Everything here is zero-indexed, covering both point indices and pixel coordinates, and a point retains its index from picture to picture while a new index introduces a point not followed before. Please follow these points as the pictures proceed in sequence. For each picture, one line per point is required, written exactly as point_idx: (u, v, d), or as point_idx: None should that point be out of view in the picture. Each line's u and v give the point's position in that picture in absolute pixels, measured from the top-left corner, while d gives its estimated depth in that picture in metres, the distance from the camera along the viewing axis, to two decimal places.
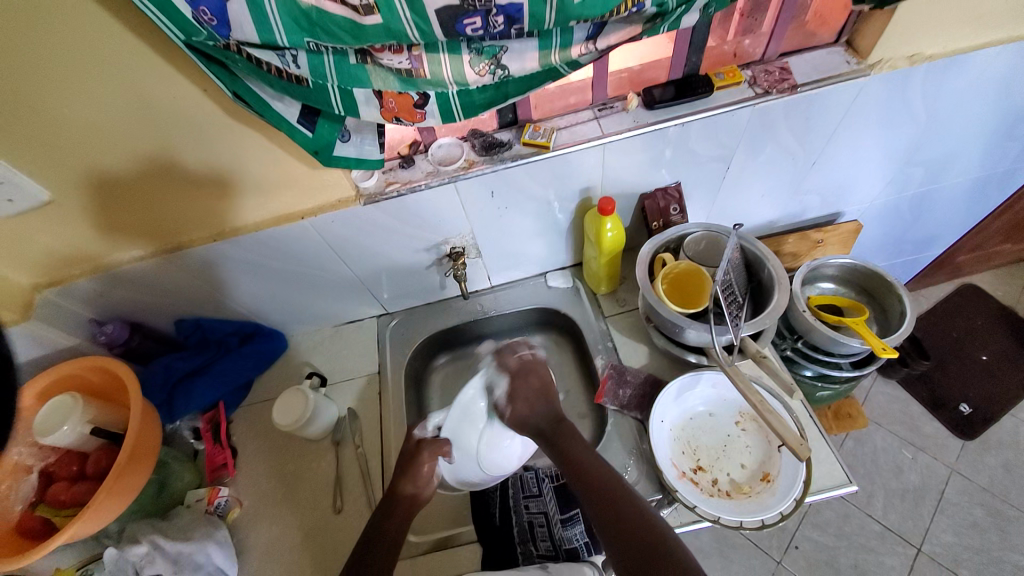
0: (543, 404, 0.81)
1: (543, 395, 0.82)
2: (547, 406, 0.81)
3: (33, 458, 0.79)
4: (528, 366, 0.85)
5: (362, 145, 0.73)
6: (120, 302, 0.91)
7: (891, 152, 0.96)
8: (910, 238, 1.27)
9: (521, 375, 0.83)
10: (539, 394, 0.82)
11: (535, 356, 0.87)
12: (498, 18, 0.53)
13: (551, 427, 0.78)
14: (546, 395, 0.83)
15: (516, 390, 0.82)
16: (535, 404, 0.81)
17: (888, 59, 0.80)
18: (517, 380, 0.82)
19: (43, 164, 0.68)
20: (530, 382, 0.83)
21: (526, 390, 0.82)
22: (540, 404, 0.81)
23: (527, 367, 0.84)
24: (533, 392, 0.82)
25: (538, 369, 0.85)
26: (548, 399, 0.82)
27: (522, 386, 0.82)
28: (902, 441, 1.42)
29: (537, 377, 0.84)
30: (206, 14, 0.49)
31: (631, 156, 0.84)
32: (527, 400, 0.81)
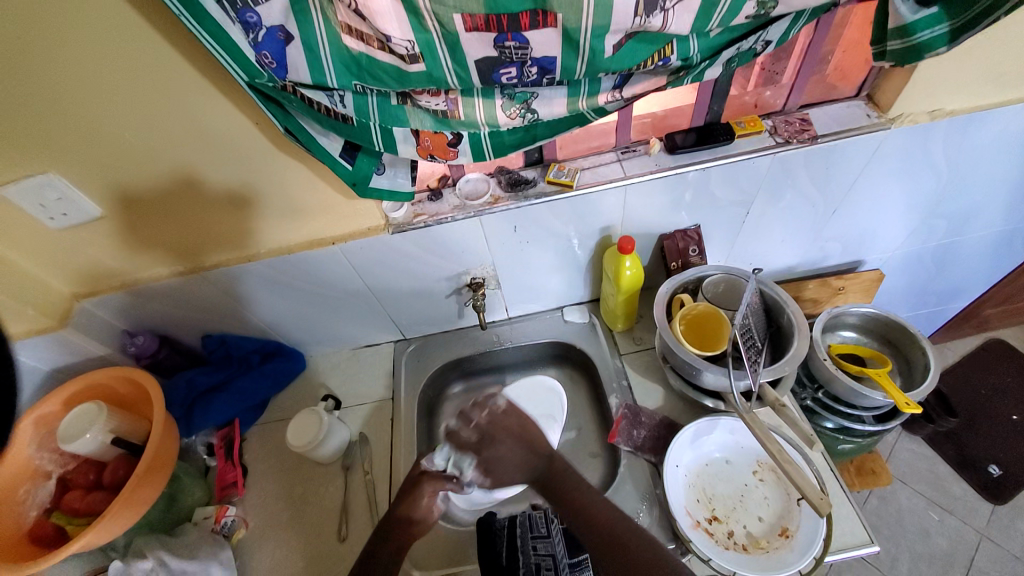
0: (522, 454, 0.81)
1: (520, 448, 0.81)
2: (528, 465, 0.80)
3: (53, 464, 0.82)
4: (492, 425, 0.83)
5: (395, 178, 0.77)
6: (151, 315, 0.94)
7: (914, 203, 0.96)
8: (934, 289, 1.25)
9: (488, 440, 0.82)
10: (518, 450, 0.81)
11: (500, 408, 0.84)
12: (532, 69, 0.57)
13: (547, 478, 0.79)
14: (529, 442, 0.82)
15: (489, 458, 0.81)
16: (515, 463, 0.81)
17: (909, 114, 0.82)
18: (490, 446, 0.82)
19: (98, 182, 0.73)
20: (498, 449, 0.81)
21: (505, 456, 0.81)
22: (518, 458, 0.81)
23: (490, 431, 0.82)
24: (508, 449, 0.81)
25: (508, 422, 0.83)
26: (528, 444, 0.81)
27: (495, 455, 0.81)
28: (929, 502, 1.35)
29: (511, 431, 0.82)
30: (267, 58, 0.53)
31: (652, 198, 0.87)
32: (502, 464, 0.81)
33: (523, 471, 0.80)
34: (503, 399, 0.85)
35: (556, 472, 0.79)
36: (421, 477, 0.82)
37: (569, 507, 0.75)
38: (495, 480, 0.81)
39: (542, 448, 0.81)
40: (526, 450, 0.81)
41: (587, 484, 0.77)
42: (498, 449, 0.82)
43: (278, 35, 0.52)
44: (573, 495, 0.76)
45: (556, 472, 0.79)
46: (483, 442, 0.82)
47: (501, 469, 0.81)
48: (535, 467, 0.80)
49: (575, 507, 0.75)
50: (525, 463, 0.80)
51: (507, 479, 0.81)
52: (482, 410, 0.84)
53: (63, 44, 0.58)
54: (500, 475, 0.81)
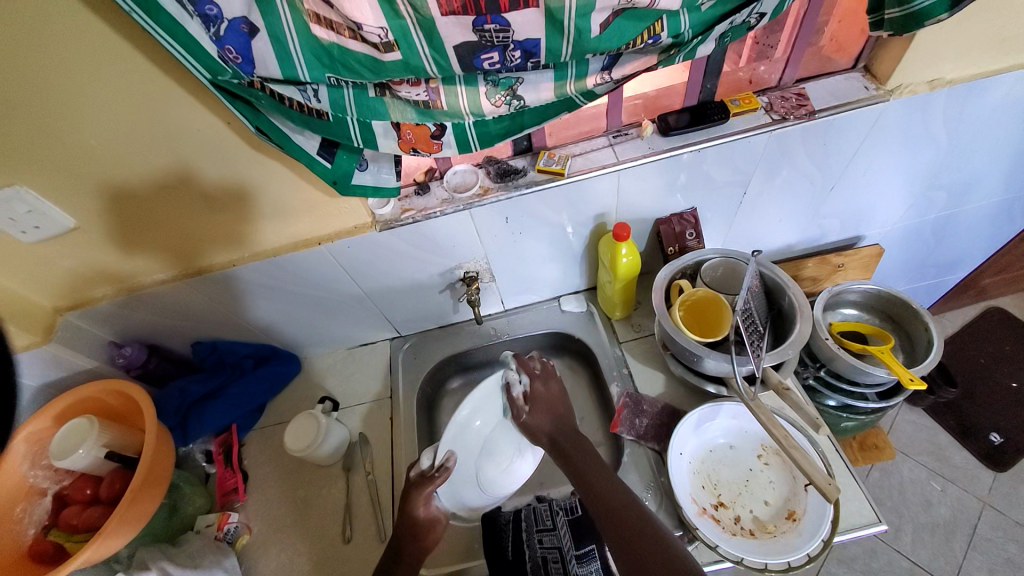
0: (555, 417, 0.87)
1: (555, 412, 0.87)
2: (559, 414, 0.87)
3: (49, 481, 0.80)
4: (549, 373, 0.92)
5: (380, 173, 0.74)
6: (138, 324, 0.92)
7: (913, 175, 0.94)
8: (934, 261, 1.24)
9: (545, 380, 0.91)
10: (558, 399, 0.89)
11: (554, 368, 0.93)
12: (515, 53, 0.54)
13: (569, 445, 0.82)
14: (566, 402, 0.90)
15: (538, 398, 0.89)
16: (552, 408, 0.88)
17: (908, 84, 0.79)
18: (541, 386, 0.90)
19: (68, 191, 0.70)
20: (550, 392, 0.90)
21: (547, 397, 0.89)
22: (553, 416, 0.87)
23: (552, 374, 0.92)
24: (546, 403, 0.88)
25: (551, 386, 0.91)
26: (561, 412, 0.87)
27: (544, 394, 0.89)
28: (930, 472, 1.35)
29: (554, 397, 0.89)
30: (231, 53, 0.50)
31: (646, 182, 0.84)
32: (547, 406, 0.88)
33: (551, 428, 0.85)
34: (556, 367, 0.94)
35: (577, 442, 0.82)
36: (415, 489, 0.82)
37: (587, 492, 0.74)
38: (531, 416, 0.87)
39: (572, 423, 0.86)
40: (561, 417, 0.87)
41: (607, 469, 0.77)
42: (538, 395, 0.89)
43: (241, 27, 0.49)
44: (592, 468, 0.77)
45: (579, 445, 0.81)
46: (540, 376, 0.92)
47: (541, 411, 0.87)
48: (563, 427, 0.85)
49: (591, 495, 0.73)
50: (553, 419, 0.86)
51: (535, 429, 0.86)
52: (537, 359, 0.93)
53: (15, 48, 0.55)
54: (536, 420, 0.87)
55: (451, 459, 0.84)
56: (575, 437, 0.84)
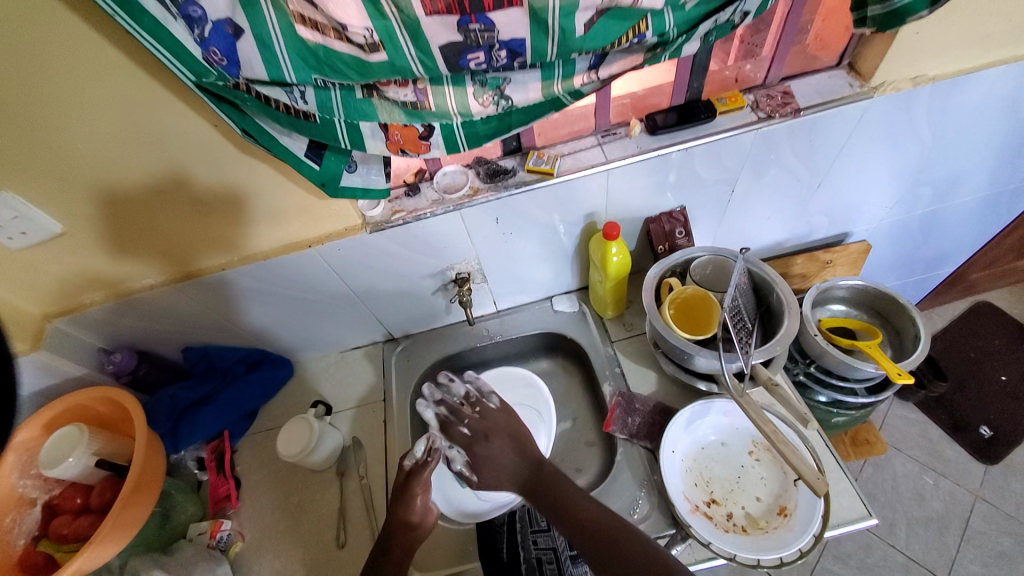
0: (509, 455, 0.84)
1: (510, 448, 0.85)
2: (514, 467, 0.83)
3: (37, 491, 0.78)
4: (486, 421, 0.88)
5: (369, 175, 0.74)
6: (128, 330, 0.91)
7: (899, 171, 0.95)
8: (922, 256, 1.25)
9: (482, 436, 0.86)
10: (506, 447, 0.85)
11: (492, 407, 0.90)
12: (501, 53, 0.54)
13: (534, 476, 0.81)
14: (518, 444, 0.85)
15: (480, 454, 0.85)
16: (500, 466, 0.84)
17: (891, 81, 0.80)
18: (482, 441, 0.86)
19: (55, 197, 0.69)
20: (494, 445, 0.85)
21: (504, 426, 0.87)
22: (506, 458, 0.84)
23: (487, 427, 0.87)
24: (499, 448, 0.85)
25: (496, 424, 0.87)
26: (517, 450, 0.84)
27: (485, 447, 0.85)
28: (923, 466, 1.36)
29: (503, 425, 0.87)
30: (216, 56, 0.50)
31: (636, 181, 0.85)
32: (489, 463, 0.84)
33: (513, 471, 0.83)
34: (495, 400, 0.91)
35: (541, 475, 0.80)
36: (413, 476, 0.82)
37: (562, 509, 0.75)
38: (482, 478, 0.84)
39: (530, 449, 0.84)
40: (517, 453, 0.84)
41: (574, 484, 0.78)
42: (479, 458, 0.85)
43: (226, 30, 0.49)
44: (562, 493, 0.76)
45: (543, 475, 0.80)
46: (473, 436, 0.87)
47: (489, 469, 0.84)
48: (522, 471, 0.82)
49: (568, 509, 0.74)
50: (511, 464, 0.83)
51: (496, 481, 0.84)
52: (476, 407, 0.89)
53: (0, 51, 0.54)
54: (490, 476, 0.84)
55: (433, 441, 0.85)
56: (538, 471, 0.81)
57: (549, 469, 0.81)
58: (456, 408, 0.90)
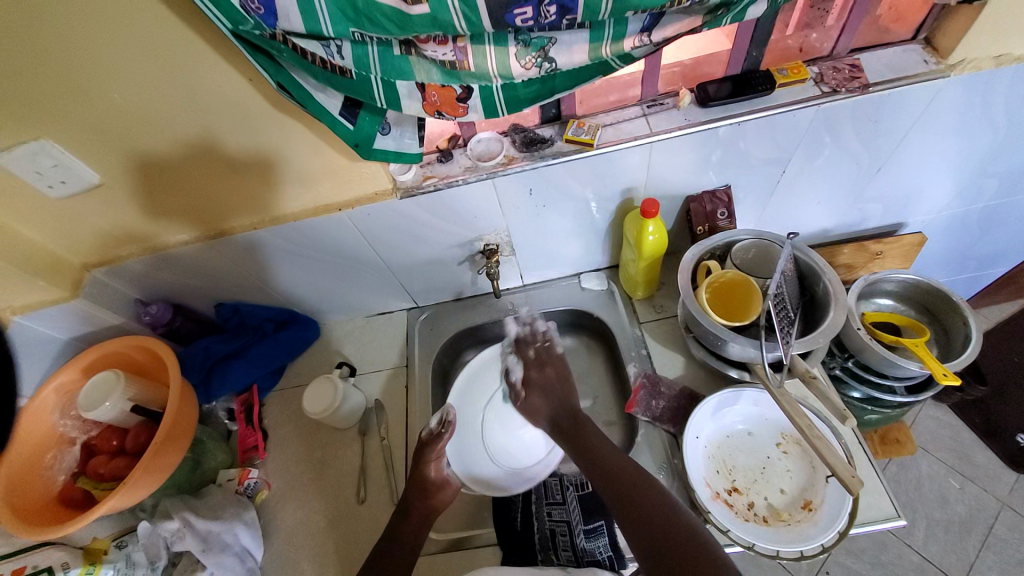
0: (557, 395, 0.90)
1: (558, 385, 0.92)
2: (560, 399, 0.90)
3: (77, 431, 0.84)
4: (545, 358, 0.95)
5: (402, 138, 0.72)
6: (164, 284, 0.93)
7: (967, 161, 0.87)
8: (978, 253, 1.17)
9: (539, 365, 0.94)
10: (553, 382, 0.92)
11: (557, 349, 0.97)
12: (551, 8, 0.50)
13: (569, 421, 0.86)
14: (566, 385, 0.92)
15: (533, 380, 0.93)
16: (547, 391, 0.91)
17: (972, 59, 0.72)
18: (538, 369, 0.94)
19: (94, 148, 0.70)
20: (542, 377, 0.93)
21: (542, 381, 0.93)
22: (544, 405, 0.90)
23: (546, 359, 0.95)
24: (551, 380, 0.92)
25: (553, 362, 0.95)
26: (564, 386, 0.92)
27: (541, 376, 0.93)
28: (949, 469, 1.31)
29: (556, 366, 0.94)
30: (253, 3, 0.48)
31: (678, 157, 0.80)
32: (544, 390, 0.92)
33: (548, 413, 0.90)
34: (559, 347, 0.97)
35: (573, 416, 0.87)
36: (425, 449, 0.85)
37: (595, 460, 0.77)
38: (528, 398, 0.92)
39: (571, 401, 0.89)
40: (560, 395, 0.90)
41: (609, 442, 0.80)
42: (533, 381, 0.93)
43: None
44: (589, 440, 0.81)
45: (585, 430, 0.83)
46: (534, 364, 0.95)
47: (537, 395, 0.92)
48: (562, 412, 0.88)
49: (601, 463, 0.76)
50: (556, 401, 0.90)
51: (535, 411, 0.91)
52: (534, 344, 0.97)
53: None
54: (535, 403, 0.92)
55: (449, 414, 0.89)
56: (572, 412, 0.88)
57: (585, 419, 0.86)
58: (527, 337, 0.98)
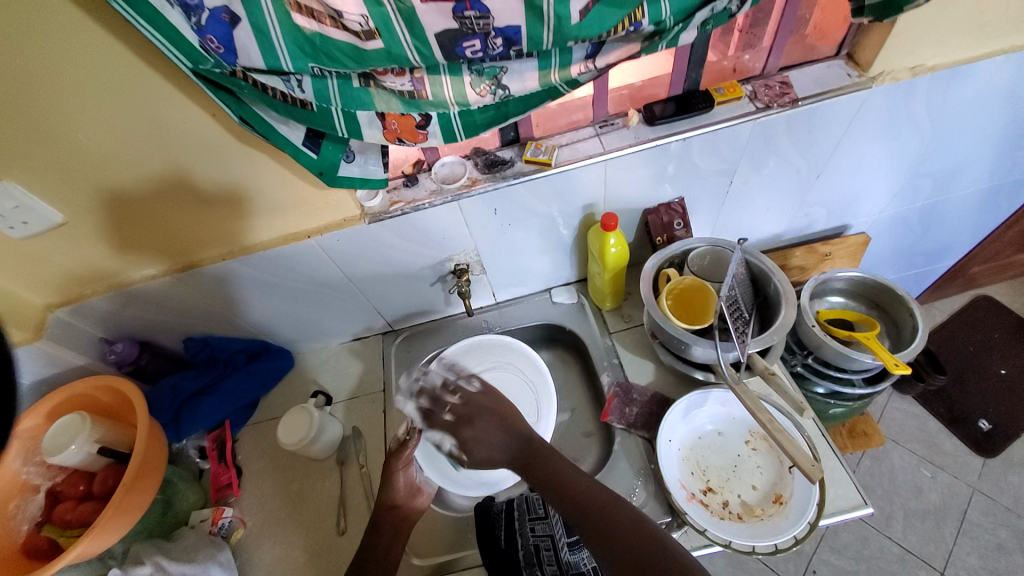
0: (498, 435, 0.81)
1: (499, 428, 0.82)
2: (503, 441, 0.80)
3: (40, 478, 0.80)
4: (470, 405, 0.85)
5: (366, 165, 0.74)
6: (130, 321, 0.92)
7: (898, 163, 0.95)
8: (922, 249, 1.25)
9: (466, 421, 0.83)
10: (494, 428, 0.82)
11: (474, 390, 0.87)
12: (497, 40, 0.55)
13: (525, 451, 0.79)
14: (502, 422, 0.82)
15: (467, 438, 0.82)
16: (489, 442, 0.81)
17: (889, 71, 0.80)
18: (467, 425, 0.83)
19: (56, 188, 0.70)
20: (478, 428, 0.82)
21: (483, 425, 0.82)
22: (496, 440, 0.81)
23: (470, 410, 0.84)
24: (488, 430, 0.82)
25: (484, 404, 0.85)
26: (504, 428, 0.82)
27: (473, 429, 0.82)
28: (920, 459, 1.37)
29: (489, 406, 0.84)
30: (213, 42, 0.51)
31: (633, 172, 0.85)
32: (480, 444, 0.81)
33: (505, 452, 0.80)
34: (477, 383, 0.88)
35: (531, 449, 0.79)
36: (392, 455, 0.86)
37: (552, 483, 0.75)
38: (472, 454, 0.81)
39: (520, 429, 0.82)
40: (505, 432, 0.81)
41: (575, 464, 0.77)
42: (471, 440, 0.81)
43: (222, 17, 0.49)
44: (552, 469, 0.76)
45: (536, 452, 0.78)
46: (456, 424, 0.83)
47: (479, 448, 0.81)
48: (512, 446, 0.80)
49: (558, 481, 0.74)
50: (502, 445, 0.80)
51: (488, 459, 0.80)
52: (448, 401, 0.86)
53: (11, 46, 0.55)
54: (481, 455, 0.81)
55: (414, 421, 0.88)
56: (528, 447, 0.80)
57: (538, 445, 0.79)
58: (439, 390, 0.87)
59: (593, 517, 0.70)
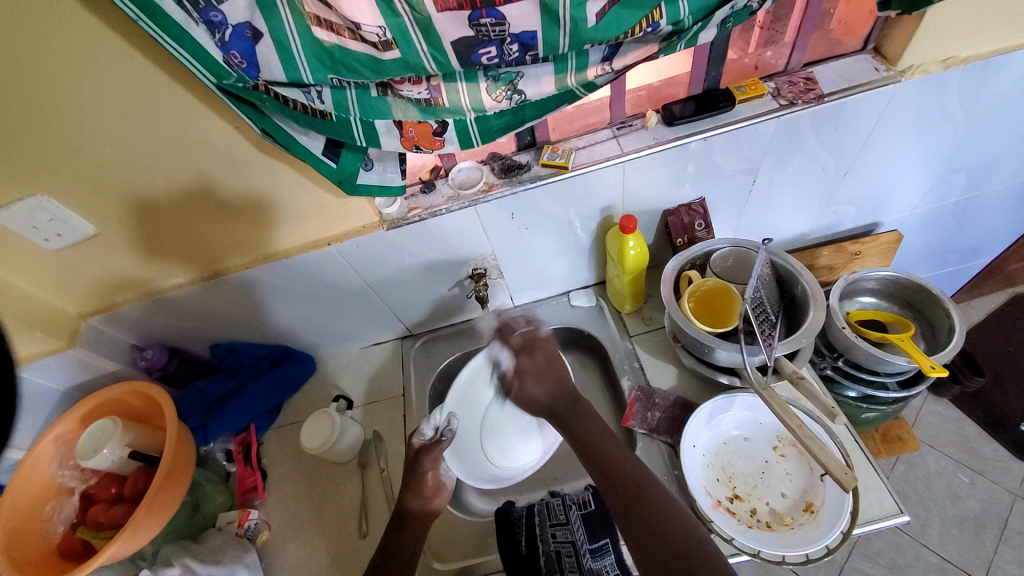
0: (550, 376, 0.90)
1: (551, 367, 0.91)
2: (556, 384, 0.89)
3: (76, 480, 0.83)
4: (532, 341, 0.94)
5: (385, 173, 0.75)
6: (160, 328, 0.95)
7: (931, 158, 0.91)
8: (957, 246, 1.20)
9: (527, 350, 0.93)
10: (546, 366, 0.91)
11: (540, 332, 0.96)
12: (513, 46, 0.54)
13: (568, 408, 0.85)
14: (554, 367, 0.91)
15: (523, 366, 0.92)
16: (544, 377, 0.90)
17: (919, 64, 0.77)
18: (526, 355, 0.93)
19: (87, 201, 0.73)
20: (534, 359, 0.92)
21: (535, 366, 0.92)
22: (541, 391, 0.89)
23: (532, 343, 0.94)
24: (541, 364, 0.91)
25: (543, 341, 0.94)
26: (556, 373, 0.90)
27: (530, 361, 0.92)
28: (957, 464, 1.31)
29: (543, 347, 0.94)
30: (236, 58, 0.52)
31: (652, 173, 0.83)
32: (533, 378, 0.90)
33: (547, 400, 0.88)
34: (543, 330, 0.97)
35: (571, 405, 0.85)
36: (422, 454, 0.85)
37: (599, 459, 0.74)
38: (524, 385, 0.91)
39: (570, 383, 0.89)
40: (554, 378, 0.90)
41: (617, 437, 0.78)
42: (525, 370, 0.92)
43: (244, 32, 0.50)
44: (593, 423, 0.81)
45: (578, 410, 0.84)
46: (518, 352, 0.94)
47: (534, 379, 0.90)
48: (560, 389, 0.88)
49: (603, 458, 0.74)
50: (552, 384, 0.89)
51: (535, 393, 0.90)
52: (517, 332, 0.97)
53: (49, 67, 0.58)
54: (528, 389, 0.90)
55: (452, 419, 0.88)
56: (574, 400, 0.86)
57: (581, 397, 0.87)
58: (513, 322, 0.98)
59: (629, 501, 0.68)
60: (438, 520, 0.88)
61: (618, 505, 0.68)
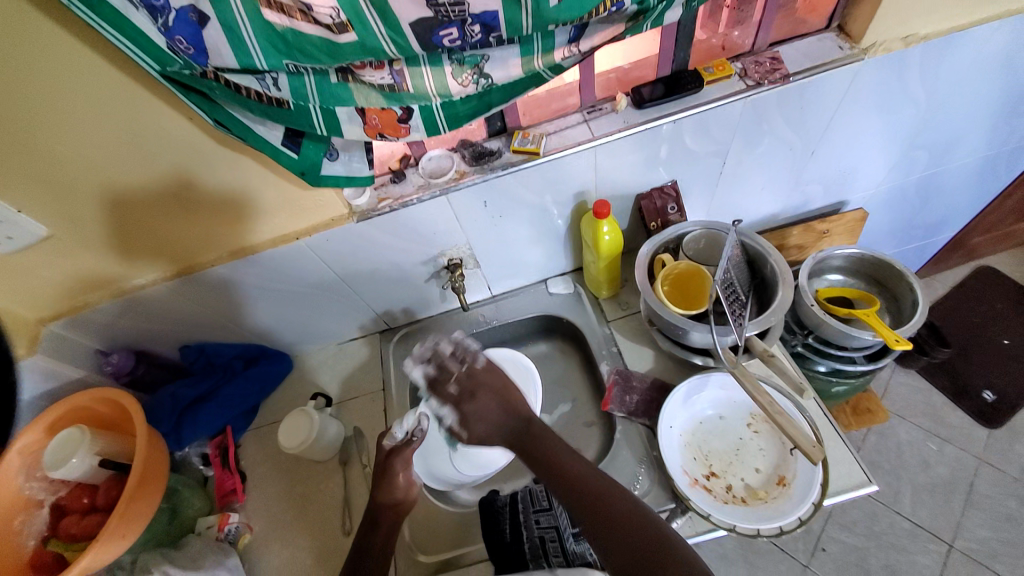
0: (496, 412, 0.83)
1: (497, 404, 0.83)
2: (500, 423, 0.82)
3: (44, 492, 0.80)
4: (473, 382, 0.85)
5: (350, 163, 0.73)
6: (126, 331, 0.91)
7: (894, 136, 0.93)
8: (921, 222, 1.24)
9: (466, 396, 0.85)
10: (490, 411, 0.83)
11: (478, 366, 0.87)
12: (475, 28, 0.53)
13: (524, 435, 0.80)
14: (501, 403, 0.84)
15: (468, 412, 0.84)
16: (487, 418, 0.83)
17: (881, 42, 0.78)
18: (469, 399, 0.84)
19: (36, 201, 0.69)
20: (479, 402, 0.84)
21: (478, 408, 0.84)
22: (494, 415, 0.83)
23: (473, 385, 0.85)
24: (488, 406, 0.83)
25: (485, 381, 0.85)
26: (501, 403, 0.83)
27: (473, 404, 0.84)
28: (926, 433, 1.36)
29: (490, 385, 0.85)
30: (182, 43, 0.49)
31: (624, 157, 0.83)
32: (478, 419, 0.83)
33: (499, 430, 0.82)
34: (481, 360, 0.88)
35: (528, 436, 0.79)
36: (392, 457, 0.82)
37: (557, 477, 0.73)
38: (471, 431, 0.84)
39: (520, 410, 0.82)
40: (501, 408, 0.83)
41: (580, 454, 0.75)
42: (469, 416, 0.84)
43: (189, 17, 0.48)
44: (549, 448, 0.77)
45: (533, 433, 0.79)
46: (460, 399, 0.85)
47: (478, 423, 0.83)
48: (509, 425, 0.81)
49: (562, 479, 0.72)
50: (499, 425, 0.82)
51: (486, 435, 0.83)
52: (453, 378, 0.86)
53: None
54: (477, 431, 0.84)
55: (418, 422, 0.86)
56: (526, 427, 0.81)
57: (538, 426, 0.80)
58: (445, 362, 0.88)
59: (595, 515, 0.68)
60: (420, 514, 0.87)
61: (585, 520, 0.69)
